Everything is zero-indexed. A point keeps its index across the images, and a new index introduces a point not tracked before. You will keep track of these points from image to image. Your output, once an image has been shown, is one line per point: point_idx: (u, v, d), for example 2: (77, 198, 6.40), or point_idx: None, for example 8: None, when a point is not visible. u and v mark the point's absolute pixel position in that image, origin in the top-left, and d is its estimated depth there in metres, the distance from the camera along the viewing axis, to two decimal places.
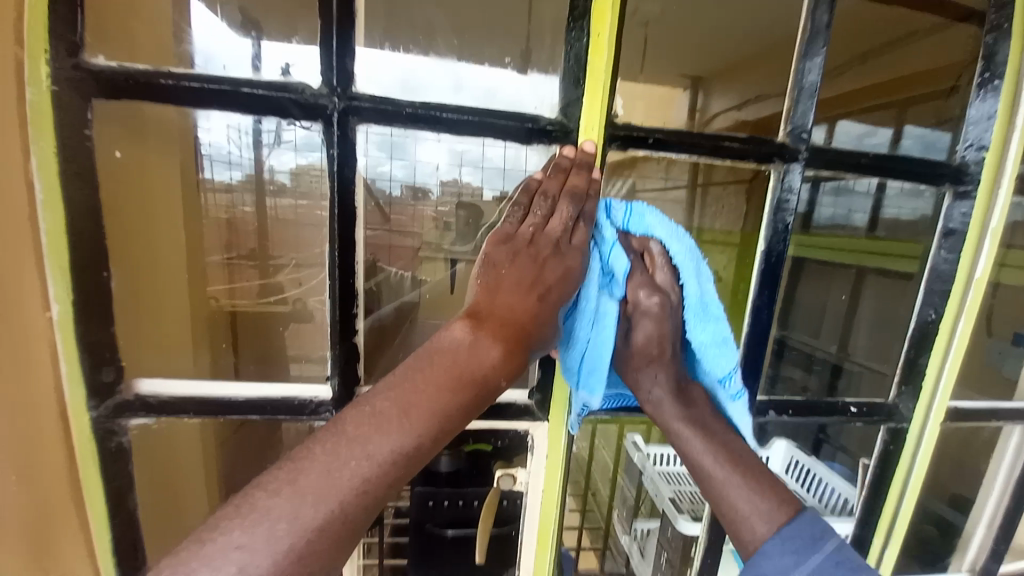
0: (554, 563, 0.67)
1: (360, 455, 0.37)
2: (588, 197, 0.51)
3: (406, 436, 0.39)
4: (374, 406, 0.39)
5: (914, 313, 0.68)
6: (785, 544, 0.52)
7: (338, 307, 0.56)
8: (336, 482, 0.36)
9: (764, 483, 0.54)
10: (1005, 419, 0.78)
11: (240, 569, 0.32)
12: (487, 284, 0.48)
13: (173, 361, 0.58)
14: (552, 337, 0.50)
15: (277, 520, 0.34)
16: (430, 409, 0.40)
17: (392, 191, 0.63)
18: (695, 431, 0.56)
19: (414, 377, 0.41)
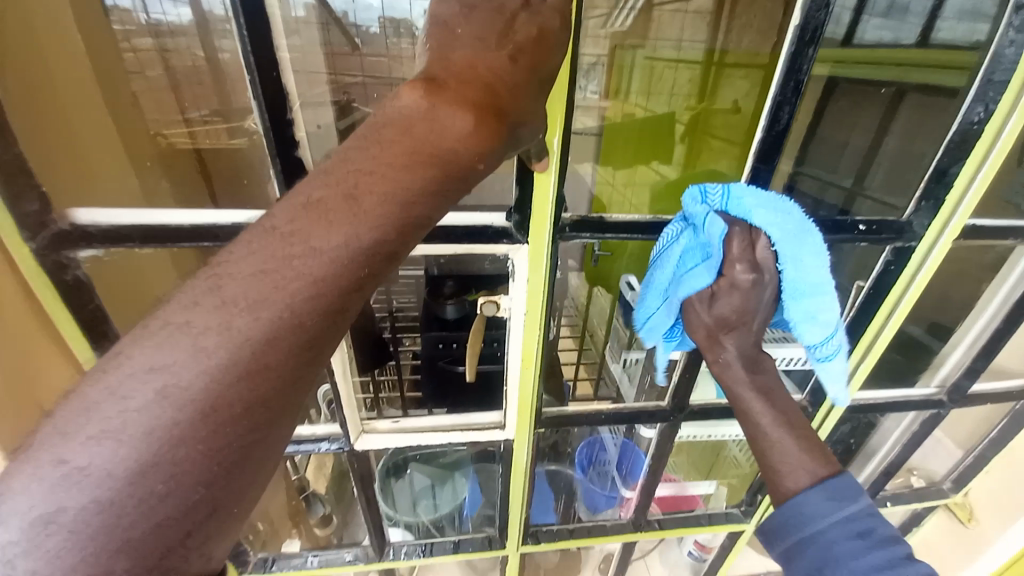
0: (538, 379, 0.70)
1: (302, 252, 0.32)
2: None
3: (360, 226, 0.33)
4: (310, 195, 0.33)
5: (960, 113, 0.58)
6: (784, 442, 0.57)
7: (267, 113, 0.49)
8: (277, 288, 0.31)
9: (813, 443, 0.57)
10: (1019, 238, 0.75)
11: (158, 396, 0.28)
12: (438, 48, 0.38)
13: (109, 186, 0.54)
14: (534, 121, 0.42)
15: (199, 333, 0.29)
16: (385, 187, 0.33)
17: (371, 27, 0.56)
18: (759, 396, 0.60)
19: (362, 156, 0.34)
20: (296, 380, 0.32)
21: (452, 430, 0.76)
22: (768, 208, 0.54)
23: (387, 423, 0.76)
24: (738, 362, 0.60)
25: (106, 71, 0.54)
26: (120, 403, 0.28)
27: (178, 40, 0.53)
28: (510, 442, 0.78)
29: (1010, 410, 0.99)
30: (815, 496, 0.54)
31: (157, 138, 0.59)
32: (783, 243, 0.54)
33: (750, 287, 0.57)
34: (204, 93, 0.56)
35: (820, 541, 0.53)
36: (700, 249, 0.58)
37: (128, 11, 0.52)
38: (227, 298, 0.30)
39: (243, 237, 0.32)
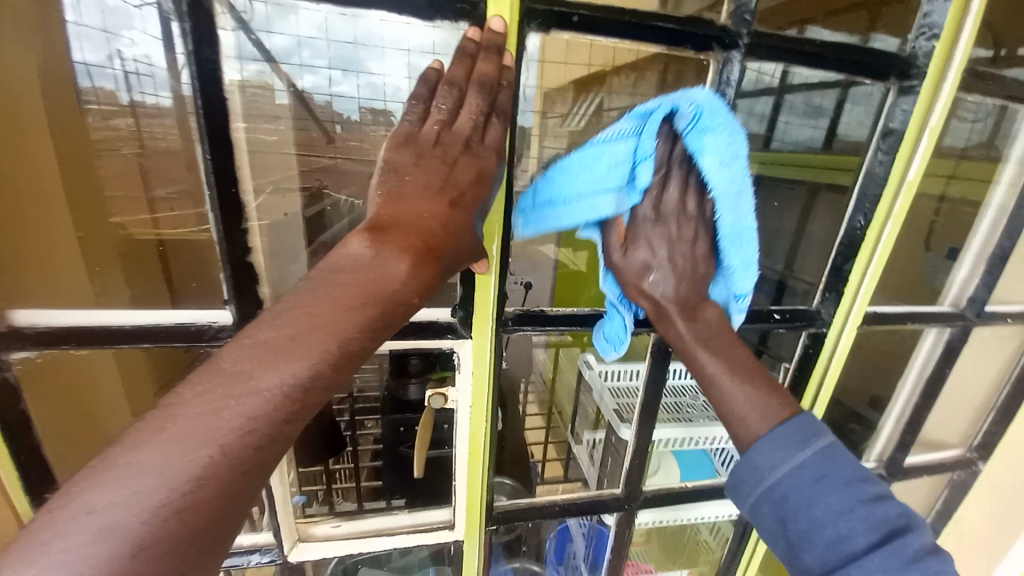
0: (487, 474, 0.70)
1: (245, 391, 0.33)
2: (499, 87, 0.48)
3: (301, 366, 0.34)
4: (265, 334, 0.35)
5: (845, 220, 0.68)
6: (731, 390, 0.58)
7: (222, 224, 0.52)
8: (217, 425, 0.31)
9: (764, 387, 0.58)
10: (922, 322, 0.82)
11: (100, 537, 0.27)
12: (389, 193, 0.43)
13: (58, 283, 0.55)
14: (474, 250, 0.47)
15: (142, 476, 0.29)
16: (329, 329, 0.36)
17: (352, 114, 0.61)
18: (702, 344, 0.59)
19: (315, 300, 0.37)
20: (229, 509, 0.32)
21: (401, 532, 0.72)
22: (724, 156, 0.51)
23: (327, 528, 0.71)
24: (674, 308, 0.60)
25: (75, 171, 0.57)
26: (69, 537, 0.27)
27: (155, 125, 0.53)
28: (460, 542, 0.75)
29: (949, 481, 1.04)
30: (767, 445, 0.54)
31: (117, 228, 0.62)
32: (721, 188, 0.53)
33: (678, 211, 0.56)
34: (169, 176, 0.55)
35: (778, 494, 0.53)
36: (734, 195, 0.53)
37: (112, 91, 0.53)
38: (172, 438, 0.30)
39: (193, 377, 0.33)
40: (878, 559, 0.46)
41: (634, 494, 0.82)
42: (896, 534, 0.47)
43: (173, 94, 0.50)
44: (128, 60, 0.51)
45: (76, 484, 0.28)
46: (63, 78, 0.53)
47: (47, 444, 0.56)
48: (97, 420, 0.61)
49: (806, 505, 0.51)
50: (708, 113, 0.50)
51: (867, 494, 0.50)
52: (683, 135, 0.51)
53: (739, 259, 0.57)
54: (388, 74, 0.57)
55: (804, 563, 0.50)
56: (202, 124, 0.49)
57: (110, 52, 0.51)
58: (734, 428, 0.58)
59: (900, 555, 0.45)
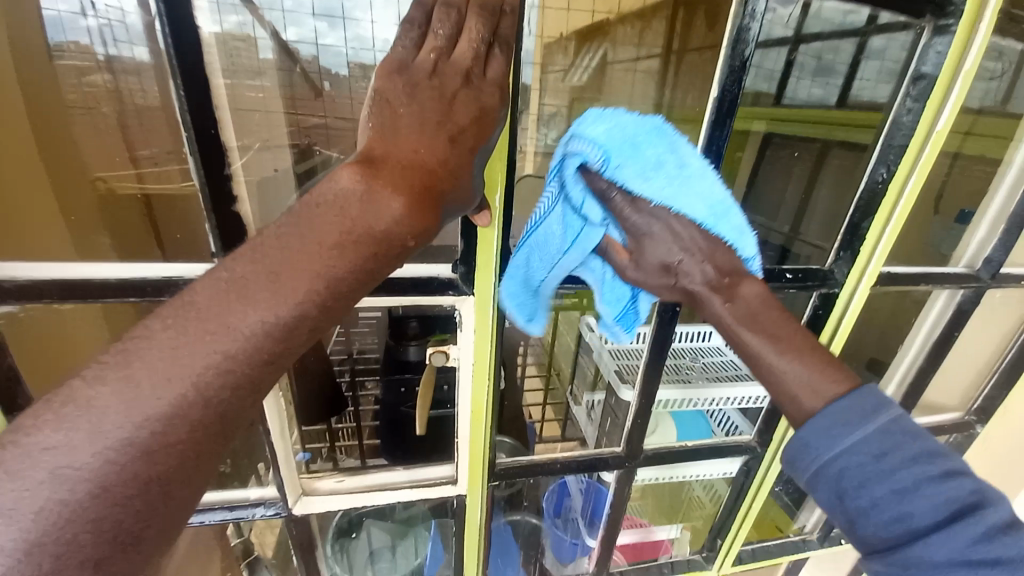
0: (489, 432, 0.69)
1: (219, 329, 0.31)
2: (502, 14, 0.43)
3: (282, 306, 0.32)
4: (231, 272, 0.32)
5: (866, 173, 0.65)
6: (789, 370, 0.52)
7: (204, 169, 0.49)
8: (196, 365, 0.30)
9: (824, 362, 0.52)
10: (935, 284, 0.80)
11: (66, 472, 0.27)
12: (381, 128, 0.40)
13: (35, 237, 0.52)
14: (470, 196, 0.44)
15: (112, 411, 0.28)
16: (313, 270, 0.33)
17: (340, 68, 0.59)
18: (740, 322, 0.54)
19: (299, 236, 0.34)
20: (212, 454, 0.31)
21: (403, 488, 0.73)
22: (645, 162, 0.48)
23: (330, 483, 0.72)
24: (704, 290, 0.55)
25: (48, 115, 0.53)
26: (46, 481, 0.26)
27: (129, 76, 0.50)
28: (462, 496, 0.76)
29: (946, 443, 1.06)
30: (820, 423, 0.50)
31: (96, 182, 0.57)
32: (667, 163, 0.49)
33: (660, 231, 0.52)
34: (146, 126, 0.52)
35: (831, 477, 0.49)
36: (676, 182, 0.49)
37: (84, 45, 0.51)
38: (151, 375, 0.29)
39: (169, 313, 0.31)
40: (943, 536, 0.43)
41: (633, 452, 0.83)
42: (969, 511, 0.43)
43: (146, 44, 0.46)
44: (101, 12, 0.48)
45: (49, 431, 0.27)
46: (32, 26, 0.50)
47: (36, 398, 0.55)
48: (82, 379, 0.58)
49: (861, 488, 0.47)
50: (644, 133, 0.48)
51: (938, 471, 0.45)
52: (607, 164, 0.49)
53: (735, 230, 0.51)
54: (374, 24, 0.54)
55: (866, 528, 0.47)
56: (174, 60, 0.45)
57: (82, 5, 0.49)
58: (781, 403, 0.54)
59: (948, 501, 0.44)
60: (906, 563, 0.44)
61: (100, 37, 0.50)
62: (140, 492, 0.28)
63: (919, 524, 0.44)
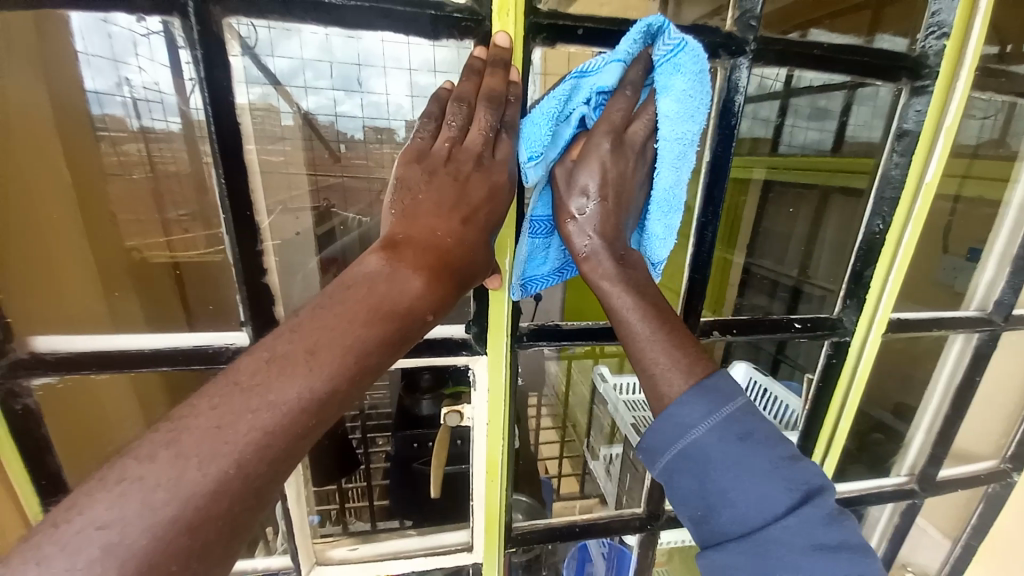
0: (504, 494, 0.68)
1: (260, 404, 0.32)
2: (508, 102, 0.48)
3: (315, 380, 0.34)
4: (272, 351, 0.34)
5: (863, 225, 0.67)
6: (647, 341, 0.50)
7: (237, 245, 0.52)
8: (231, 440, 0.31)
9: (682, 339, 0.50)
10: (949, 328, 0.80)
11: (104, 553, 0.27)
12: (403, 210, 0.44)
13: (78, 311, 0.55)
14: (486, 265, 0.47)
15: (152, 488, 0.29)
16: (341, 345, 0.35)
17: (355, 134, 0.63)
18: (630, 291, 0.51)
19: (329, 314, 0.36)
20: (237, 530, 0.31)
21: (416, 555, 0.71)
22: (684, 100, 0.46)
23: (343, 551, 0.70)
24: (607, 255, 0.50)
25: (87, 188, 0.58)
26: (79, 560, 0.27)
27: (163, 150, 0.57)
28: (479, 563, 0.73)
29: (983, 495, 0.99)
30: (689, 400, 0.47)
31: (131, 252, 0.64)
32: (669, 148, 0.48)
33: (613, 159, 0.48)
34: (177, 198, 0.59)
35: (691, 477, 0.47)
36: (678, 153, 0.48)
37: (121, 119, 0.56)
38: (187, 451, 0.30)
39: (207, 389, 0.33)
40: (800, 518, 0.44)
41: (654, 511, 0.79)
42: (813, 495, 0.46)
43: (183, 120, 0.52)
44: (136, 88, 0.53)
45: (88, 511, 0.28)
46: (76, 107, 0.55)
47: (65, 468, 0.56)
48: (109, 446, 0.61)
49: (712, 487, 0.46)
50: (699, 105, 0.47)
51: (786, 453, 0.47)
52: (657, 67, 0.46)
53: (660, 228, 0.52)
54: (388, 94, 0.59)
55: (717, 524, 0.46)
56: (216, 145, 0.49)
57: (121, 82, 0.53)
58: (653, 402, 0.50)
59: (792, 494, 0.45)
60: (760, 547, 0.44)
61: (133, 111, 0.55)
62: (172, 570, 0.28)
63: (779, 507, 0.44)
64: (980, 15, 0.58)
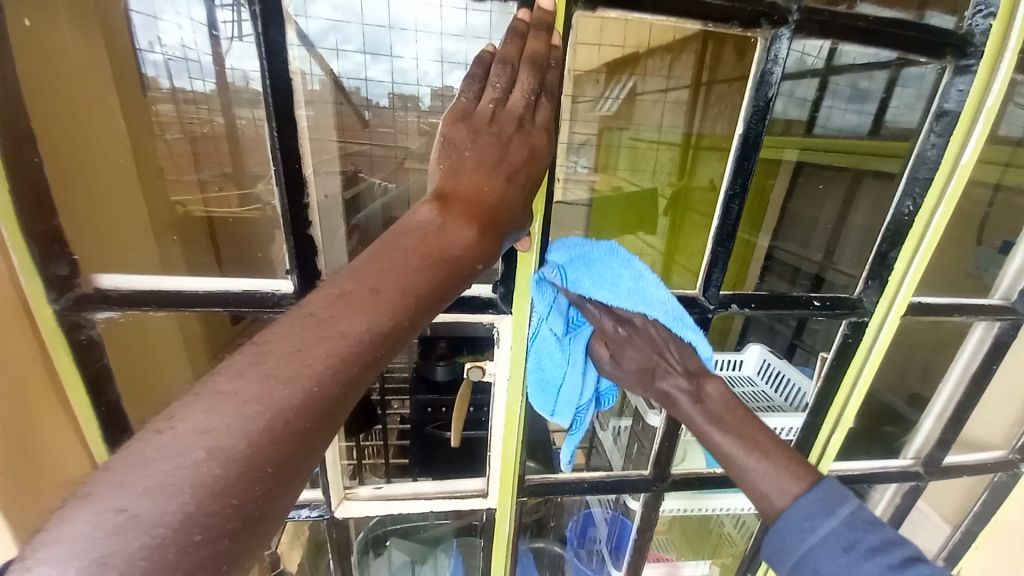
0: (520, 445, 0.72)
1: (333, 334, 0.36)
2: (549, 66, 0.49)
3: (379, 316, 0.37)
4: (340, 288, 0.37)
5: (892, 206, 0.66)
6: (739, 457, 0.62)
7: (286, 197, 0.55)
8: (309, 364, 0.35)
9: (795, 465, 0.61)
10: (971, 315, 0.79)
11: (209, 453, 0.31)
12: (449, 167, 0.46)
13: (134, 255, 0.59)
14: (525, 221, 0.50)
15: (236, 403, 0.32)
16: (400, 286, 0.39)
17: (381, 100, 0.66)
18: (714, 426, 0.65)
19: (384, 260, 0.39)
20: (314, 445, 0.35)
21: (434, 498, 0.76)
22: (605, 284, 0.58)
23: (368, 489, 0.76)
24: (681, 395, 0.66)
25: (140, 145, 0.61)
26: (178, 459, 0.30)
27: (199, 110, 0.60)
28: (492, 509, 0.78)
29: (989, 482, 1.01)
30: (793, 517, 0.58)
31: (176, 206, 0.65)
32: (633, 308, 0.58)
33: (630, 337, 0.63)
34: (216, 158, 0.61)
35: (806, 564, 0.58)
36: (637, 298, 0.58)
37: (155, 78, 0.58)
38: (269, 372, 0.34)
39: (282, 320, 0.36)
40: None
41: (661, 473, 0.83)
42: (911, 563, 0.52)
43: (218, 80, 0.56)
44: (167, 49, 0.57)
45: (183, 419, 0.31)
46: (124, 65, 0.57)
47: (123, 397, 0.62)
48: (160, 396, 0.65)
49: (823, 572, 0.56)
50: (599, 253, 0.59)
51: (891, 558, 0.53)
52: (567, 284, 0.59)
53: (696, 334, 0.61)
54: (418, 59, 0.62)
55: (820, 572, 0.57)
56: (269, 98, 0.51)
57: (157, 37, 0.56)
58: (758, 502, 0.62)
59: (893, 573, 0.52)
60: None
61: (171, 68, 0.58)
62: (264, 474, 0.32)
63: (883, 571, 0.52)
64: None
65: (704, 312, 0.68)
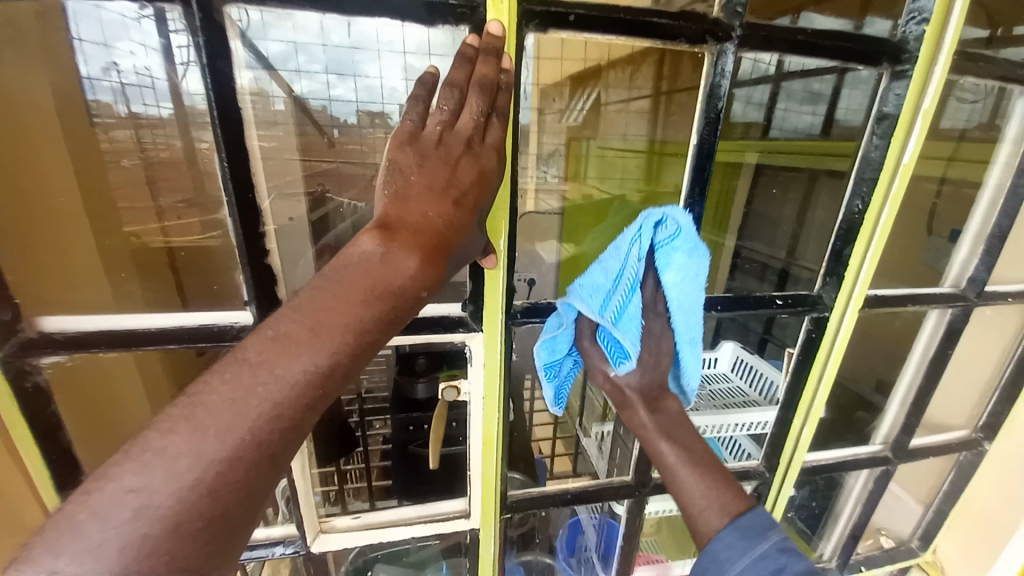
0: (501, 462, 0.71)
1: (268, 378, 0.36)
2: (499, 88, 0.50)
3: (318, 355, 0.37)
4: (277, 330, 0.37)
5: (843, 205, 0.70)
6: (688, 482, 0.59)
7: (242, 226, 0.54)
8: (243, 410, 0.35)
9: (717, 478, 0.59)
10: (923, 304, 0.82)
11: (138, 512, 0.31)
12: (394, 196, 0.45)
13: (84, 292, 0.57)
14: (474, 246, 0.51)
15: (173, 458, 0.32)
16: (343, 323, 0.39)
17: (348, 117, 0.63)
18: (663, 436, 0.61)
19: (324, 297, 0.39)
20: (257, 490, 0.35)
21: (415, 523, 0.74)
22: (689, 271, 0.53)
23: (346, 520, 0.74)
24: (639, 405, 0.62)
25: (88, 173, 0.59)
26: (116, 513, 0.30)
27: (157, 135, 0.57)
28: (475, 530, 0.77)
29: (956, 461, 1.04)
30: (707, 506, 0.57)
31: (130, 238, 0.63)
32: (677, 317, 0.56)
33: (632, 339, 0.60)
34: (174, 186, 0.59)
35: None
36: (682, 312, 0.55)
37: (108, 103, 0.56)
38: (202, 423, 0.33)
39: (215, 366, 0.36)
40: None
41: (643, 480, 0.83)
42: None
43: (173, 104, 0.53)
44: (120, 72, 0.53)
45: (132, 471, 0.31)
46: (68, 92, 0.54)
47: (78, 448, 0.59)
48: (121, 438, 0.63)
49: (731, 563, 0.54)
50: (686, 239, 0.53)
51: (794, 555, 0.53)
52: (657, 248, 0.54)
53: (693, 361, 0.59)
54: (383, 78, 0.60)
55: None
56: (221, 129, 0.50)
57: (109, 62, 0.53)
58: (681, 504, 0.60)
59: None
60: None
61: (121, 95, 0.55)
62: (208, 522, 0.33)
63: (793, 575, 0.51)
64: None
65: None
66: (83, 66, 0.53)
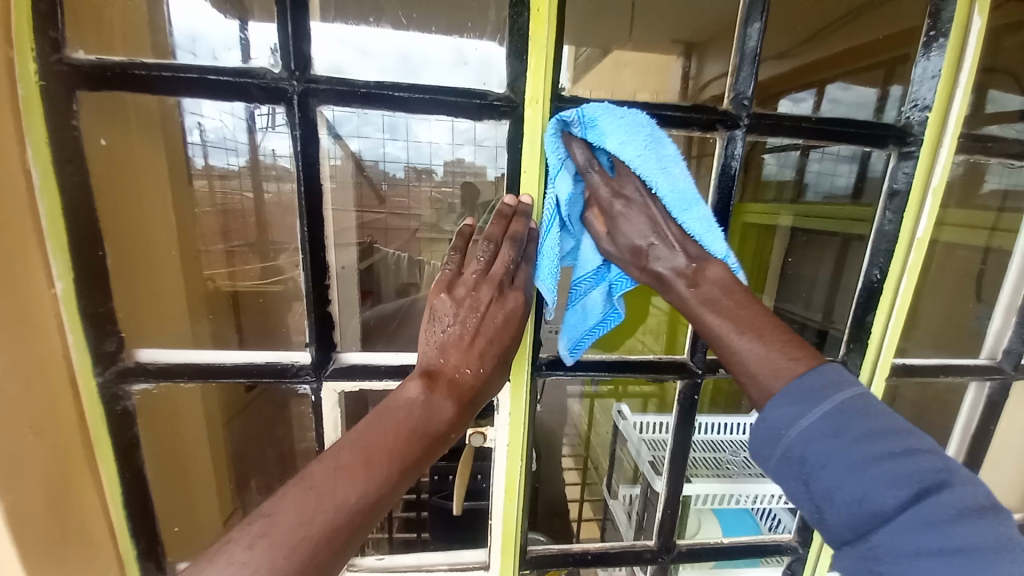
0: (522, 511, 0.74)
1: (326, 505, 0.43)
2: (528, 242, 0.60)
3: (370, 484, 0.45)
4: (338, 461, 0.45)
5: (861, 274, 0.72)
6: (750, 350, 0.52)
7: (312, 277, 0.62)
8: (303, 523, 0.42)
9: (791, 348, 0.51)
10: (956, 374, 0.81)
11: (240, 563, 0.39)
12: (437, 344, 0.56)
13: (170, 330, 0.66)
14: (496, 385, 0.59)
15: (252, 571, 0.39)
16: (390, 458, 0.47)
17: (397, 173, 0.71)
18: (707, 310, 0.54)
19: (377, 436, 0.48)
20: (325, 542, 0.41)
21: (439, 569, 0.76)
22: (624, 135, 0.53)
23: (372, 560, 0.76)
24: (679, 273, 0.55)
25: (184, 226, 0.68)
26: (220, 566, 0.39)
27: (229, 184, 0.68)
28: None
29: None
30: (780, 403, 0.48)
31: (206, 282, 0.72)
32: (647, 161, 0.54)
33: (637, 204, 0.56)
34: (244, 233, 0.70)
35: (795, 454, 0.47)
36: (658, 163, 0.54)
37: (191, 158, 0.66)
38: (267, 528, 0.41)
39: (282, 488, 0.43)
40: (910, 519, 0.41)
41: (668, 543, 0.81)
42: (929, 490, 0.42)
43: (251, 159, 0.65)
44: (208, 134, 0.64)
45: None
46: (178, 156, 0.65)
47: (151, 482, 0.66)
48: (180, 471, 0.71)
49: (814, 464, 0.46)
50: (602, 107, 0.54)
51: (899, 445, 0.43)
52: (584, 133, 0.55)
53: (701, 224, 0.55)
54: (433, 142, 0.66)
55: (825, 522, 0.46)
56: (303, 198, 0.59)
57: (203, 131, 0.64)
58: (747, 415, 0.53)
59: (912, 477, 0.42)
60: (871, 548, 0.42)
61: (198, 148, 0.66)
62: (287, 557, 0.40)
63: (886, 512, 0.42)
64: (961, 89, 0.64)
65: (694, 377, 0.73)
66: (187, 129, 0.64)
